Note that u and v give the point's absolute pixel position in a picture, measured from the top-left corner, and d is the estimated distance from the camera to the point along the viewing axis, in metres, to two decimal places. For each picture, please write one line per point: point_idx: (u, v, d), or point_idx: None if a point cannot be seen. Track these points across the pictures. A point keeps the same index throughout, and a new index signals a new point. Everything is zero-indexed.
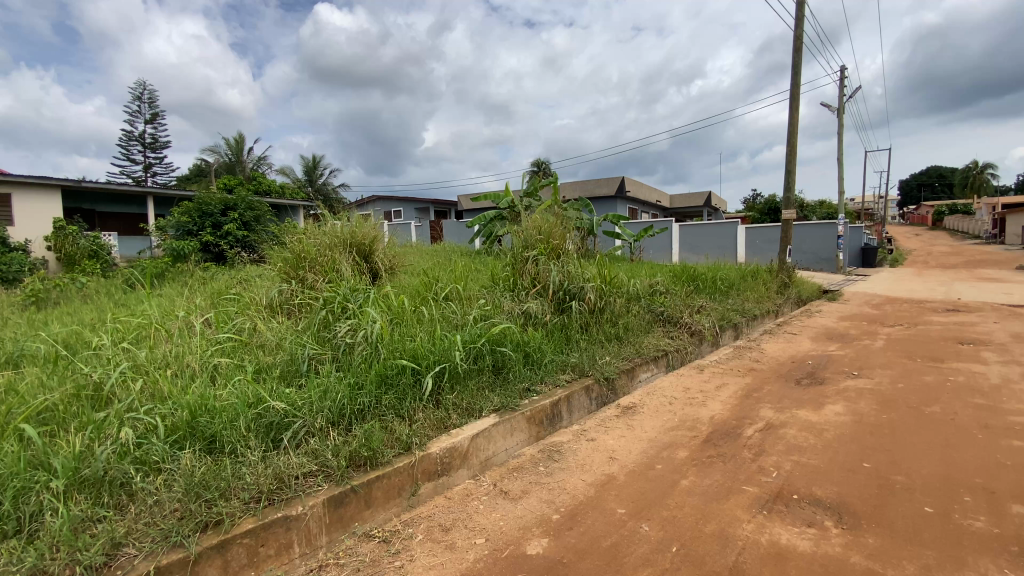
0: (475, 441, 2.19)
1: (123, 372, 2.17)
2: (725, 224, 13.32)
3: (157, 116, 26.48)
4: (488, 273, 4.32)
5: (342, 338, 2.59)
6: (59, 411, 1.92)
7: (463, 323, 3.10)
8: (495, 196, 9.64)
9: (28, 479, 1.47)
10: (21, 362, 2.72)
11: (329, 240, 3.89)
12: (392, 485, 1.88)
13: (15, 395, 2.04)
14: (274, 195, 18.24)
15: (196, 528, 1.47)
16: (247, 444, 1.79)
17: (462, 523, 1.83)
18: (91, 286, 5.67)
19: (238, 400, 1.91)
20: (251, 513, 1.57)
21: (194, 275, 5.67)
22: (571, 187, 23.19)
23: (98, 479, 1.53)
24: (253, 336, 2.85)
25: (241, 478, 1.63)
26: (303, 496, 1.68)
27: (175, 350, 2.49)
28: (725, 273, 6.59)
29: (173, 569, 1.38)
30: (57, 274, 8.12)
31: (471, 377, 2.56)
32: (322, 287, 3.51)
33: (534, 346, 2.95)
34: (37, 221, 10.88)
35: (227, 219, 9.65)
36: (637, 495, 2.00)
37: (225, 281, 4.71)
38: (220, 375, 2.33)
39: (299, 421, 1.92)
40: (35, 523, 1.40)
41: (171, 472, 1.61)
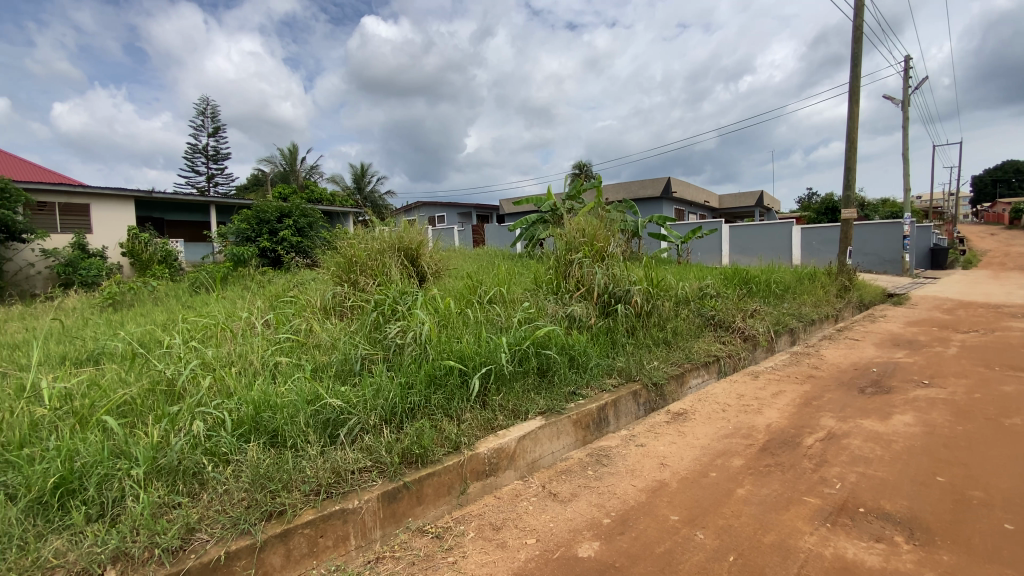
0: (522, 442, 2.20)
1: (192, 369, 2.32)
2: (778, 224, 12.77)
3: (219, 129, 28.24)
4: (531, 276, 4.34)
5: (392, 340, 2.67)
6: (136, 404, 2.06)
7: (507, 325, 3.13)
8: (537, 199, 9.66)
9: (112, 466, 1.59)
10: (102, 359, 2.95)
11: (378, 245, 4.02)
12: (442, 482, 1.91)
13: (98, 388, 2.22)
14: (325, 202, 19.02)
15: (262, 517, 1.55)
16: (307, 438, 1.87)
17: (512, 523, 1.84)
18: (161, 289, 6.09)
19: (297, 397, 2.01)
20: (310, 504, 1.64)
21: (254, 279, 5.98)
22: (615, 189, 22.92)
23: (174, 468, 1.64)
24: (309, 336, 2.98)
25: (301, 471, 1.71)
26: (358, 491, 1.73)
27: (239, 350, 2.64)
28: (779, 276, 6.31)
29: (241, 554, 1.46)
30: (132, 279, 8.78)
31: (517, 379, 2.57)
32: (372, 290, 3.62)
33: (580, 350, 2.93)
34: (112, 229, 11.78)
35: (283, 226, 10.15)
36: (690, 503, 1.95)
37: (282, 285, 4.94)
38: (279, 373, 2.45)
39: (354, 418, 1.99)
40: (117, 507, 1.51)
41: (238, 464, 1.70)
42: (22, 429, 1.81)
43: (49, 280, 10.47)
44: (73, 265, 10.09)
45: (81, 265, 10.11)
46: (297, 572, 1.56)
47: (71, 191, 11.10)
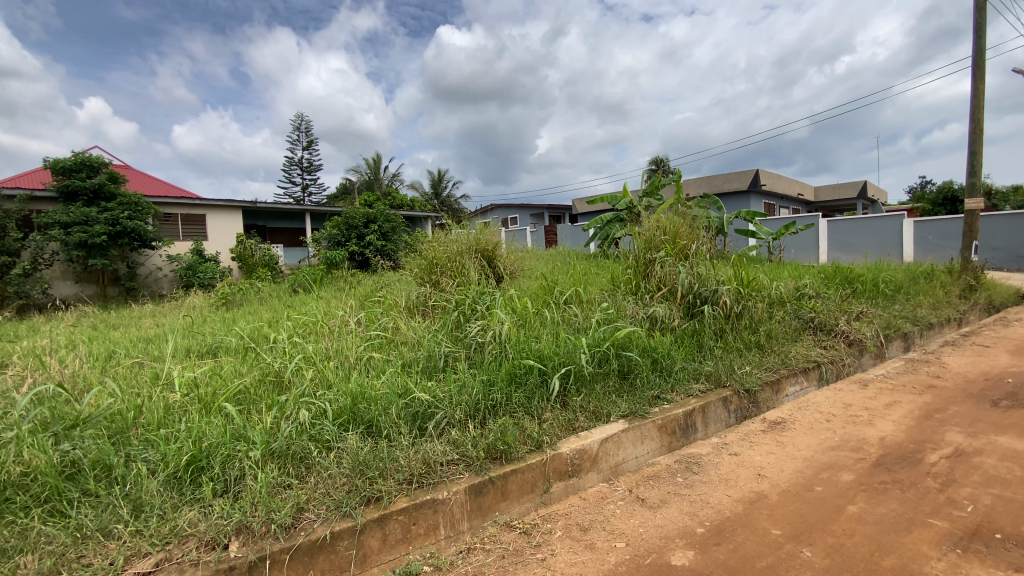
0: (605, 445, 2.16)
1: (297, 363, 2.53)
2: (885, 218, 11.56)
3: (312, 143, 30.56)
4: (608, 276, 4.25)
5: (473, 338, 2.73)
6: (250, 393, 2.29)
7: (585, 326, 3.09)
8: (613, 198, 9.46)
9: (233, 448, 1.77)
10: (218, 352, 3.30)
11: (456, 246, 4.14)
12: (526, 480, 1.93)
13: (219, 377, 2.49)
14: (406, 207, 19.91)
15: (361, 502, 1.65)
16: (399, 430, 1.97)
17: (600, 525, 1.81)
18: (265, 290, 6.68)
19: (389, 391, 2.12)
20: (404, 492, 1.73)
21: (344, 280, 6.40)
22: (696, 185, 21.91)
23: (284, 451, 1.80)
24: (396, 334, 3.13)
25: (394, 460, 1.80)
26: (447, 482, 1.79)
27: (335, 346, 2.84)
28: (889, 275, 5.70)
29: (343, 535, 1.57)
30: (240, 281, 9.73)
31: (598, 380, 2.53)
32: (452, 290, 3.73)
33: (664, 352, 2.82)
34: (223, 237, 13.13)
35: (369, 231, 10.77)
36: (794, 517, 1.81)
37: (369, 286, 5.24)
38: (371, 367, 2.60)
39: (441, 412, 2.07)
40: (238, 484, 1.67)
41: (340, 451, 1.83)
42: (160, 410, 2.06)
43: (174, 282, 11.87)
44: (193, 268, 11.37)
45: (199, 269, 11.37)
46: (392, 556, 1.65)
47: (190, 204, 12.50)
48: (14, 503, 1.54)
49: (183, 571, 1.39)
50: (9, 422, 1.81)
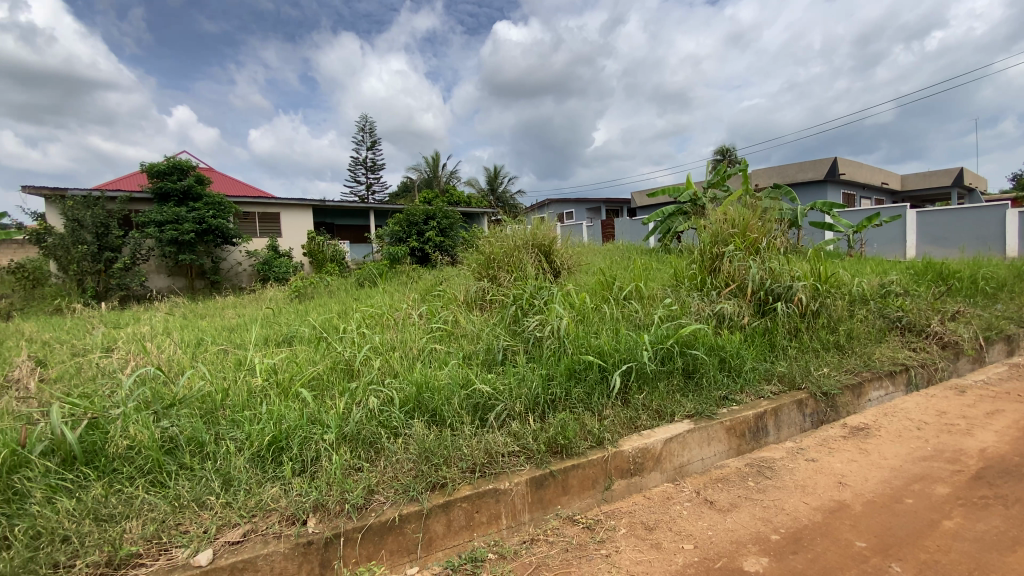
0: (669, 445, 2.10)
1: (365, 352, 2.65)
2: (987, 207, 10.45)
3: (375, 143, 31.73)
4: (671, 271, 4.12)
5: (531, 332, 2.74)
6: (323, 380, 2.42)
7: (647, 322, 3.02)
8: (676, 190, 9.13)
9: (309, 431, 1.89)
10: (294, 341, 3.52)
11: (515, 241, 4.16)
12: (587, 476, 1.92)
13: (295, 364, 2.65)
14: (464, 203, 20.24)
15: (427, 488, 1.70)
16: (461, 419, 2.01)
17: (666, 525, 1.77)
18: (333, 284, 7.04)
19: (451, 382, 2.18)
20: (467, 481, 1.76)
21: (406, 275, 6.63)
22: (764, 176, 20.75)
23: (355, 436, 1.89)
24: (456, 327, 3.20)
25: (458, 449, 1.84)
26: (508, 473, 1.82)
27: (400, 338, 2.95)
28: (990, 271, 5.15)
29: (411, 518, 1.62)
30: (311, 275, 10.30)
31: (661, 379, 2.46)
32: (510, 285, 3.76)
33: (732, 351, 2.70)
34: (295, 233, 13.94)
35: (429, 227, 11.06)
36: (880, 530, 1.68)
37: (430, 280, 5.38)
38: (434, 358, 2.67)
39: (501, 404, 2.10)
40: (314, 465, 1.78)
41: (407, 438, 1.90)
42: (243, 393, 2.23)
43: (251, 276, 12.75)
44: (269, 263, 12.19)
45: (275, 264, 12.16)
46: (456, 542, 1.69)
47: (266, 203, 13.34)
48: (123, 471, 1.71)
49: (267, 543, 1.50)
50: (118, 400, 2.02)
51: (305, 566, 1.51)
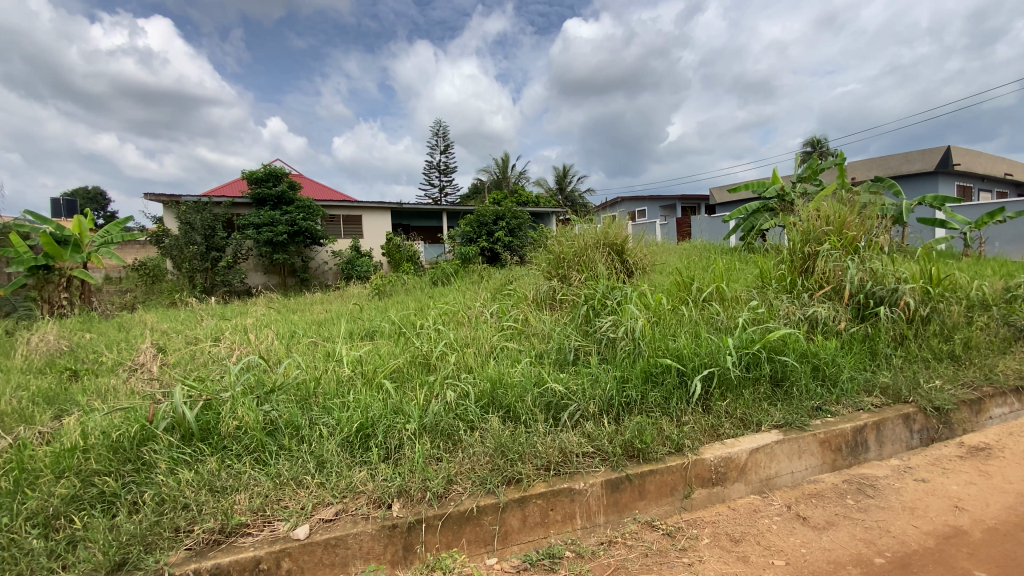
0: (755, 455, 1.99)
1: (441, 348, 2.75)
2: None
3: (448, 146, 32.66)
4: (755, 271, 3.89)
5: (604, 333, 2.69)
6: (403, 373, 2.54)
7: (728, 326, 2.87)
8: (760, 184, 8.58)
9: (393, 420, 1.99)
10: (375, 336, 3.72)
11: (586, 240, 4.12)
12: (665, 482, 1.86)
13: (377, 357, 2.80)
14: (533, 203, 20.31)
15: (503, 482, 1.74)
16: (535, 417, 2.03)
17: (753, 538, 1.68)
18: (408, 282, 7.34)
19: (525, 380, 2.20)
20: (542, 478, 1.78)
21: (477, 274, 6.77)
22: (861, 168, 18.99)
23: (434, 427, 1.97)
24: (527, 326, 3.22)
25: (532, 446, 1.86)
26: (584, 474, 1.81)
27: (473, 335, 3.02)
28: None
29: (488, 510, 1.67)
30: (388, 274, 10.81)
31: (745, 386, 2.33)
32: (581, 284, 3.73)
33: (827, 359, 2.50)
34: (375, 234, 14.70)
35: (498, 227, 11.23)
36: (1006, 563, 1.50)
37: (501, 279, 5.46)
38: (507, 355, 2.71)
39: (574, 404, 2.09)
40: (398, 452, 1.87)
41: (483, 432, 1.94)
42: (333, 382, 2.39)
43: (336, 274, 13.61)
44: (351, 262, 12.96)
45: (357, 263, 12.91)
46: (531, 537, 1.71)
47: (349, 206, 14.18)
48: (232, 449, 1.90)
49: (357, 523, 1.60)
50: (227, 384, 2.24)
51: (391, 548, 1.59)
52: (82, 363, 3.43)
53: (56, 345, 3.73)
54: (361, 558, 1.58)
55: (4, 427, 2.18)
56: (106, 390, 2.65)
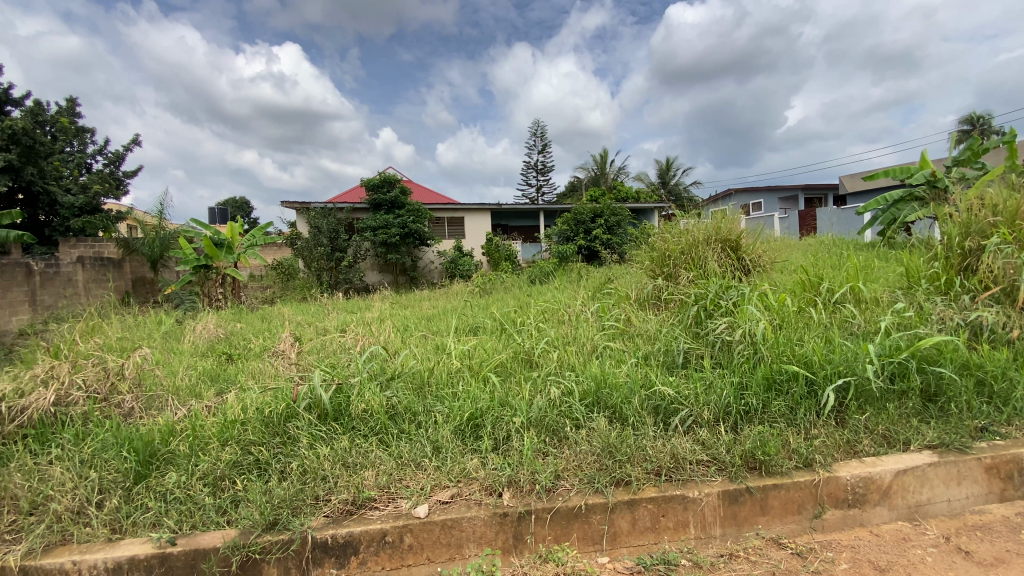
0: (902, 478, 1.77)
1: (543, 345, 2.78)
2: None
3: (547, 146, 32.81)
4: (897, 270, 3.42)
5: (717, 335, 2.52)
6: (507, 368, 2.61)
7: (864, 331, 2.56)
8: (904, 170, 7.47)
9: (500, 413, 2.07)
10: (478, 331, 3.87)
11: (695, 236, 3.89)
12: (792, 499, 1.73)
13: (482, 351, 2.90)
14: (635, 200, 19.69)
15: (612, 483, 1.72)
16: (644, 420, 1.97)
17: (902, 570, 1.50)
18: (508, 280, 7.53)
19: (631, 381, 2.15)
20: (652, 483, 1.73)
21: (576, 272, 6.74)
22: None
23: (539, 422, 2.01)
24: (630, 326, 3.14)
25: (642, 449, 1.81)
26: (698, 483, 1.74)
27: (575, 334, 3.01)
28: None
29: (597, 510, 1.66)
30: (488, 272, 11.17)
31: (888, 400, 2.05)
32: (690, 283, 3.55)
33: (996, 371, 2.12)
34: (476, 235, 15.20)
35: (597, 225, 11.06)
36: None
37: (601, 277, 5.38)
38: (611, 355, 2.66)
39: (686, 409, 2.00)
40: (506, 444, 1.94)
41: (590, 431, 1.93)
42: (444, 372, 2.53)
43: (441, 272, 14.35)
44: (455, 262, 13.60)
45: (459, 262, 13.51)
46: (642, 542, 1.68)
47: (454, 208, 14.85)
48: (360, 429, 2.10)
49: (471, 508, 1.69)
50: (355, 371, 2.47)
51: (502, 535, 1.65)
52: (236, 348, 3.99)
53: (215, 332, 4.37)
54: (475, 542, 1.66)
55: (181, 399, 2.60)
56: (256, 372, 3.06)
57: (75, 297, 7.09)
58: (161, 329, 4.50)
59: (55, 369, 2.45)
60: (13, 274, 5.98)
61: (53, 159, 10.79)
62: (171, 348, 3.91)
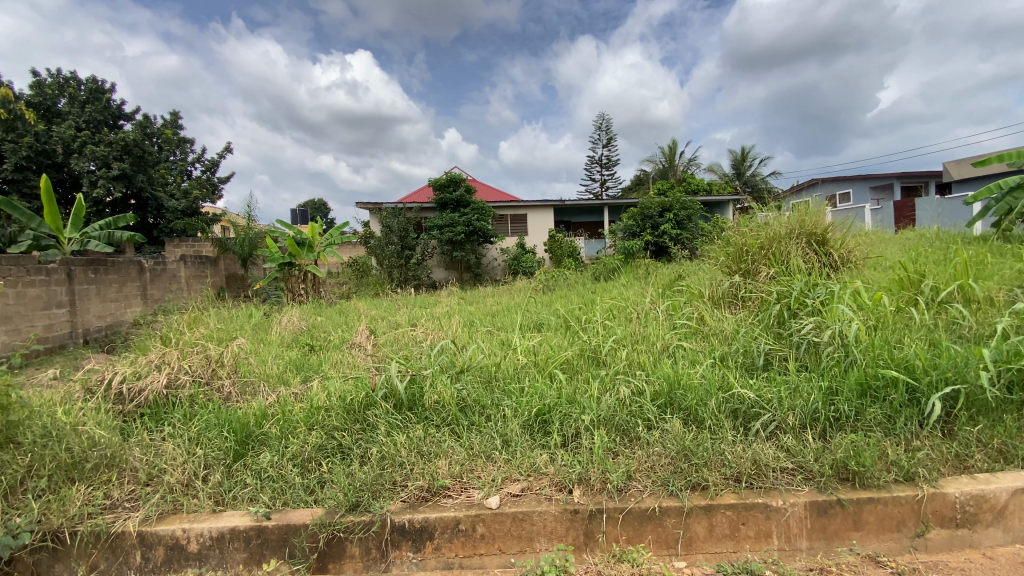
0: (1021, 498, 1.59)
1: (612, 343, 2.73)
2: None
3: (612, 140, 32.09)
4: (1015, 266, 3.03)
5: (802, 336, 2.36)
6: (573, 365, 2.59)
7: (976, 335, 2.30)
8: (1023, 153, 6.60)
9: (569, 410, 2.06)
10: (543, 327, 3.88)
11: (776, 230, 3.66)
12: (889, 514, 1.60)
13: (548, 347, 2.91)
14: (706, 193, 18.83)
15: (687, 486, 1.67)
16: (721, 424, 1.89)
17: None
18: (572, 277, 7.48)
19: (707, 383, 2.07)
20: (730, 489, 1.66)
21: (644, 269, 6.57)
22: None
23: (609, 420, 1.98)
24: (704, 324, 3.02)
25: (720, 454, 1.74)
26: (782, 491, 1.64)
27: (646, 332, 2.94)
28: None
29: (671, 513, 1.62)
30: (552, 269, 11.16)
31: (1006, 411, 1.83)
32: (769, 280, 3.35)
33: None
34: (539, 232, 15.18)
35: (665, 220, 10.71)
36: None
37: (671, 274, 5.21)
38: (684, 355, 2.57)
39: (768, 414, 1.89)
40: (575, 442, 1.94)
41: (664, 432, 1.87)
42: (511, 368, 2.56)
43: (504, 270, 14.50)
44: (519, 259, 13.70)
45: (522, 259, 13.58)
46: (720, 549, 1.62)
47: (518, 205, 14.95)
48: (433, 420, 2.18)
49: (542, 502, 1.70)
50: (427, 363, 2.56)
51: (572, 532, 1.65)
52: (317, 340, 4.27)
53: (298, 326, 4.70)
54: (546, 537, 1.67)
55: (271, 385, 2.83)
56: (335, 362, 3.26)
57: (179, 291, 7.88)
58: (252, 322, 4.91)
59: (166, 355, 2.74)
60: (128, 270, 6.65)
61: (160, 168, 12.03)
62: (261, 339, 4.26)
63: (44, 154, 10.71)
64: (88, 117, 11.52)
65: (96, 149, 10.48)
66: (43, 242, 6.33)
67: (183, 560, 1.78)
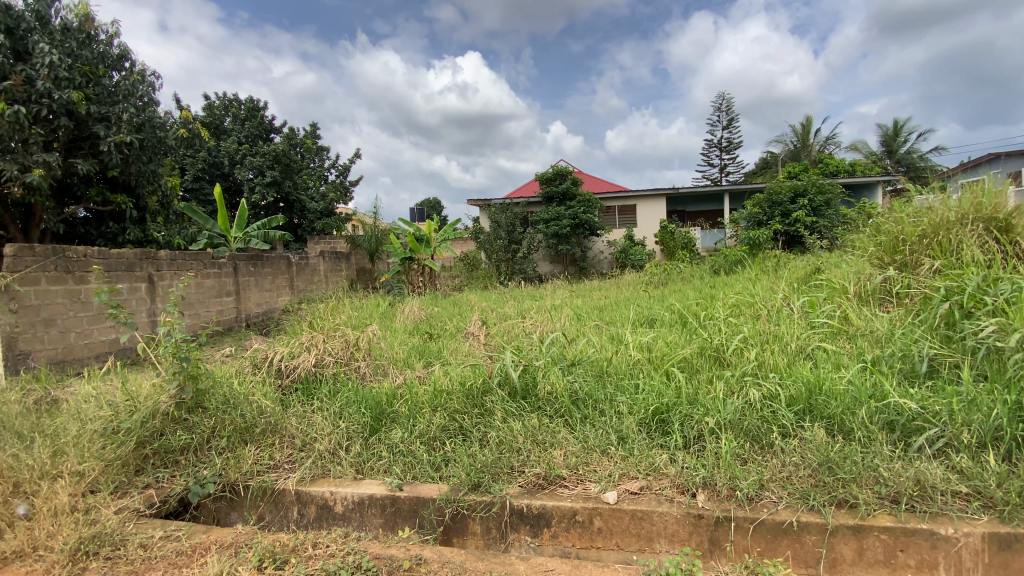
0: None
1: (737, 342, 2.55)
2: None
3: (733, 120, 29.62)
4: None
5: (980, 340, 2.00)
6: (693, 363, 2.48)
7: None
8: None
9: (690, 410, 1.97)
10: (656, 323, 3.74)
11: (941, 215, 3.13)
12: None
13: (664, 343, 2.80)
14: (845, 174, 16.67)
15: (831, 502, 1.51)
16: (873, 436, 1.68)
17: None
18: (686, 270, 7.10)
19: (854, 390, 1.85)
20: (886, 509, 1.48)
21: (769, 261, 6.02)
22: None
23: (736, 423, 1.86)
24: (848, 324, 2.69)
25: (872, 469, 1.55)
26: (952, 518, 1.43)
27: (778, 330, 2.70)
28: None
29: (811, 529, 1.49)
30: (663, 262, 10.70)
31: None
32: (933, 273, 2.88)
33: None
34: (650, 223, 14.57)
35: (797, 206, 9.66)
36: None
37: (804, 266, 4.70)
38: (823, 357, 2.33)
39: (936, 428, 1.64)
40: (698, 443, 1.86)
41: (803, 440, 1.71)
42: (625, 363, 2.52)
43: (611, 263, 14.23)
44: (627, 252, 13.35)
45: (631, 252, 13.21)
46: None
47: (628, 196, 14.51)
48: (547, 410, 2.22)
49: (662, 502, 1.66)
50: (541, 355, 2.61)
51: (696, 537, 1.59)
52: (435, 329, 4.56)
53: (418, 316, 5.05)
54: (667, 538, 1.63)
55: (398, 368, 3.09)
56: (453, 350, 3.45)
57: (319, 283, 8.89)
58: (379, 310, 5.38)
59: (314, 338, 3.13)
60: (279, 264, 7.65)
61: (303, 173, 13.62)
62: (387, 326, 4.66)
63: (216, 166, 12.70)
64: (248, 132, 13.38)
65: (255, 159, 12.18)
66: (215, 241, 7.51)
67: (331, 518, 2.01)
